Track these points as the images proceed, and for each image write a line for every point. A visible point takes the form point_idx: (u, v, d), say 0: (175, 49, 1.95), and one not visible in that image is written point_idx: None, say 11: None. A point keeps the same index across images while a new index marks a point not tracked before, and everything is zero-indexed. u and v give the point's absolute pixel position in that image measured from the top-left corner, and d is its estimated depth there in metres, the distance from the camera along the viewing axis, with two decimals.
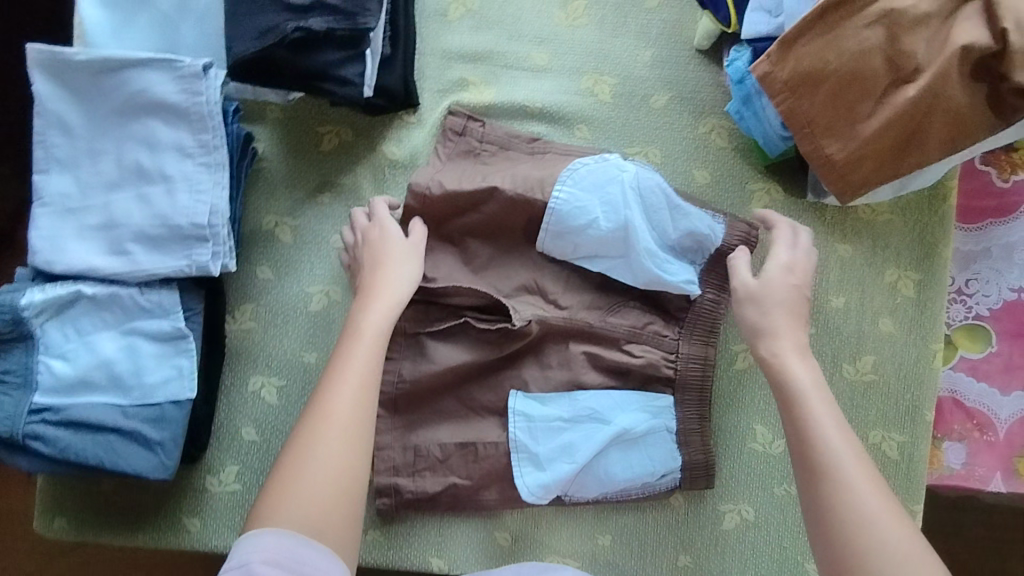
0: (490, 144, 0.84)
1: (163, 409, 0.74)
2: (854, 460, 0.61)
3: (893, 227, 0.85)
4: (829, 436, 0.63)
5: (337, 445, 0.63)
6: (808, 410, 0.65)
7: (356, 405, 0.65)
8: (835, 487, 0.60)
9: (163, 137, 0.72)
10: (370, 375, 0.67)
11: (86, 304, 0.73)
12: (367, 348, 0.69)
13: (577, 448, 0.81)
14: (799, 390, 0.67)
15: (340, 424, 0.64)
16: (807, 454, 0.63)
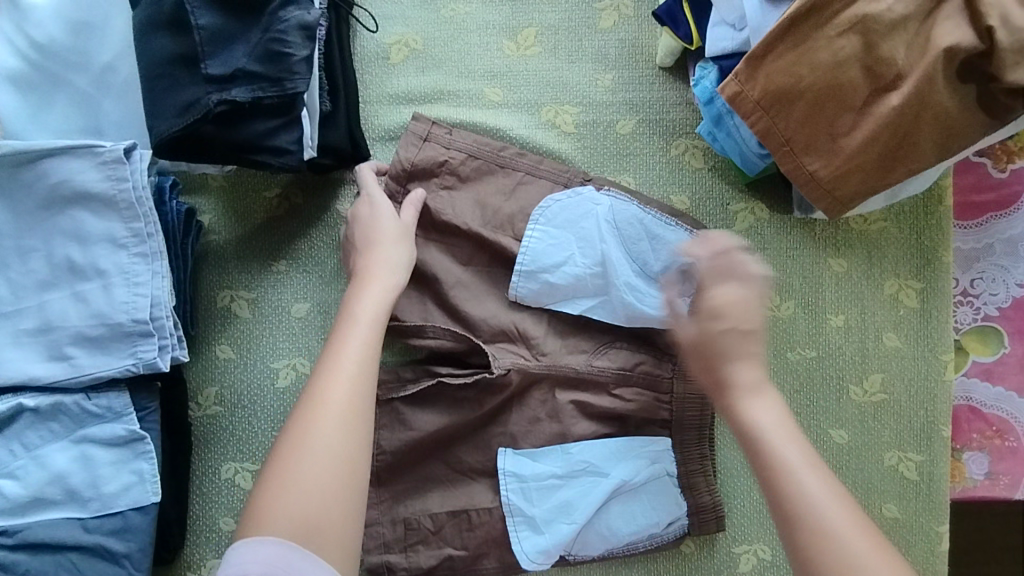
0: (458, 154, 0.78)
1: (126, 518, 0.68)
2: (858, 529, 0.50)
3: (888, 237, 0.80)
4: (818, 499, 0.51)
5: (333, 430, 0.55)
6: (794, 473, 0.52)
7: (359, 385, 0.58)
8: (838, 563, 0.48)
9: (92, 228, 0.67)
10: (369, 357, 0.60)
11: (31, 417, 0.67)
12: (366, 329, 0.62)
13: (575, 507, 0.76)
14: (776, 449, 0.54)
15: (341, 404, 0.57)
16: (802, 532, 0.50)
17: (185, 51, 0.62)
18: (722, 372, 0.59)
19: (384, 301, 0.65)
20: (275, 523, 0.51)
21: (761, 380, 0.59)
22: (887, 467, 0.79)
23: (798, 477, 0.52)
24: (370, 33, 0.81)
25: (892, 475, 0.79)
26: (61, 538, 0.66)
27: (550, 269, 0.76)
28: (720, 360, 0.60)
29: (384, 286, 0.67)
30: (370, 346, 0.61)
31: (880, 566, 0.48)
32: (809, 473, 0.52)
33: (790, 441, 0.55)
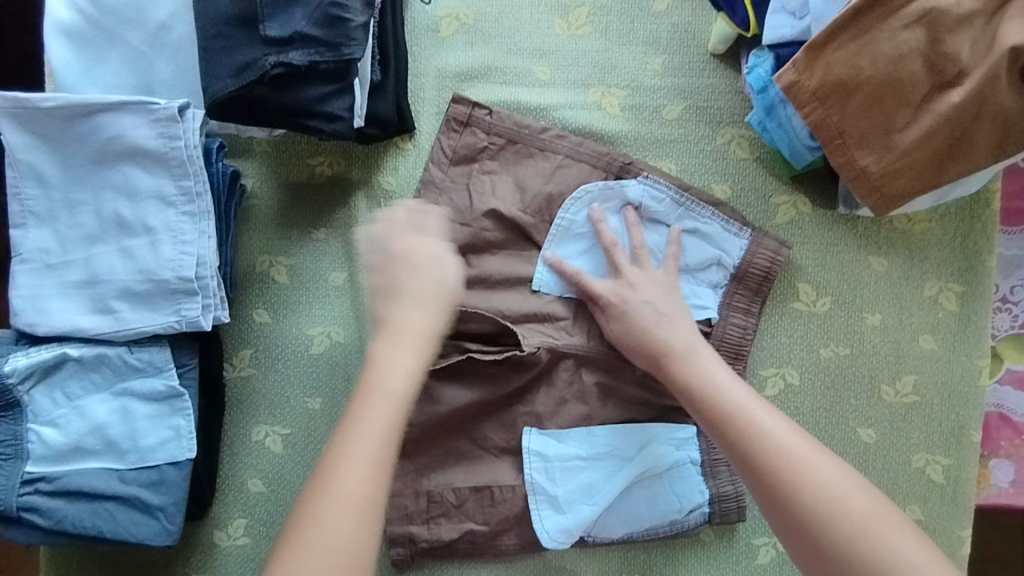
0: (497, 137, 0.78)
1: (162, 471, 0.70)
2: (794, 440, 0.61)
3: (931, 237, 0.78)
4: (766, 424, 0.63)
5: (337, 534, 0.55)
6: (734, 407, 0.64)
7: (375, 468, 0.57)
8: (792, 473, 0.59)
9: (142, 185, 0.68)
10: (385, 448, 0.58)
11: (73, 367, 0.68)
12: (388, 408, 0.60)
13: (598, 489, 0.77)
14: (715, 391, 0.66)
15: (348, 497, 0.56)
16: (760, 459, 0.61)
17: (244, 12, 0.62)
18: (660, 336, 0.72)
19: (413, 368, 0.62)
20: None
21: (693, 338, 0.72)
22: (913, 469, 0.79)
23: (739, 410, 0.64)
24: (422, 4, 0.80)
25: (918, 477, 0.79)
26: (98, 486, 0.68)
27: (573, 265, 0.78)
28: (657, 327, 0.72)
29: (415, 354, 0.63)
30: (388, 432, 0.58)
31: (813, 464, 0.59)
32: (750, 405, 0.64)
33: (729, 383, 0.67)
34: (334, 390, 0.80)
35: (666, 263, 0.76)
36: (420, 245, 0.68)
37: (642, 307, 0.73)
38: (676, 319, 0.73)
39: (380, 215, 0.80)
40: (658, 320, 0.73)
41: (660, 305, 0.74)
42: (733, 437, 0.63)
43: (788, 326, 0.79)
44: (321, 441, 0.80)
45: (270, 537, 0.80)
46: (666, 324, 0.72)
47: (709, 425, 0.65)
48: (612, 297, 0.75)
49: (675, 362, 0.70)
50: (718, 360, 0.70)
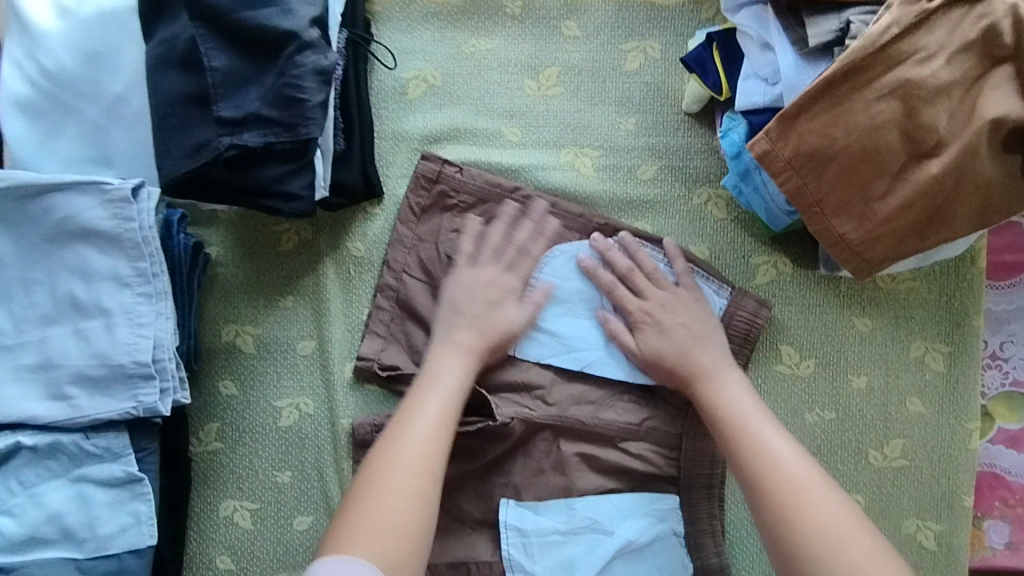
0: (467, 196, 0.77)
1: (122, 560, 0.67)
2: (808, 472, 0.59)
3: (916, 296, 0.76)
4: (779, 448, 0.61)
5: (411, 476, 0.59)
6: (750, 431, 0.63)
7: (437, 440, 0.62)
8: (795, 499, 0.57)
9: (97, 265, 0.65)
10: (451, 408, 0.65)
11: (28, 454, 0.66)
12: (446, 394, 0.66)
13: (577, 564, 0.74)
14: (736, 414, 0.65)
15: (411, 463, 0.60)
16: (763, 478, 0.59)
17: (197, 92, 0.61)
18: (691, 355, 0.71)
19: (467, 362, 0.69)
20: (365, 546, 0.54)
21: (724, 362, 0.70)
22: (904, 535, 0.76)
23: (752, 429, 0.63)
24: (389, 68, 0.79)
25: (909, 543, 0.76)
26: None
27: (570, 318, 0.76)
28: (691, 350, 0.71)
29: (468, 353, 0.69)
30: (447, 407, 0.65)
31: (822, 496, 0.57)
32: (767, 433, 0.63)
33: (750, 404, 0.66)
34: (304, 462, 0.78)
35: (685, 280, 0.74)
36: (475, 275, 0.72)
37: (668, 335, 0.72)
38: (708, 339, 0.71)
39: (348, 281, 0.78)
40: (691, 347, 0.71)
41: (692, 327, 0.72)
42: (741, 457, 0.62)
43: (771, 390, 0.76)
44: (292, 516, 0.78)
45: None
46: (704, 345, 0.71)
47: (721, 437, 0.65)
48: (643, 318, 0.73)
49: (704, 384, 0.69)
50: (747, 389, 0.68)
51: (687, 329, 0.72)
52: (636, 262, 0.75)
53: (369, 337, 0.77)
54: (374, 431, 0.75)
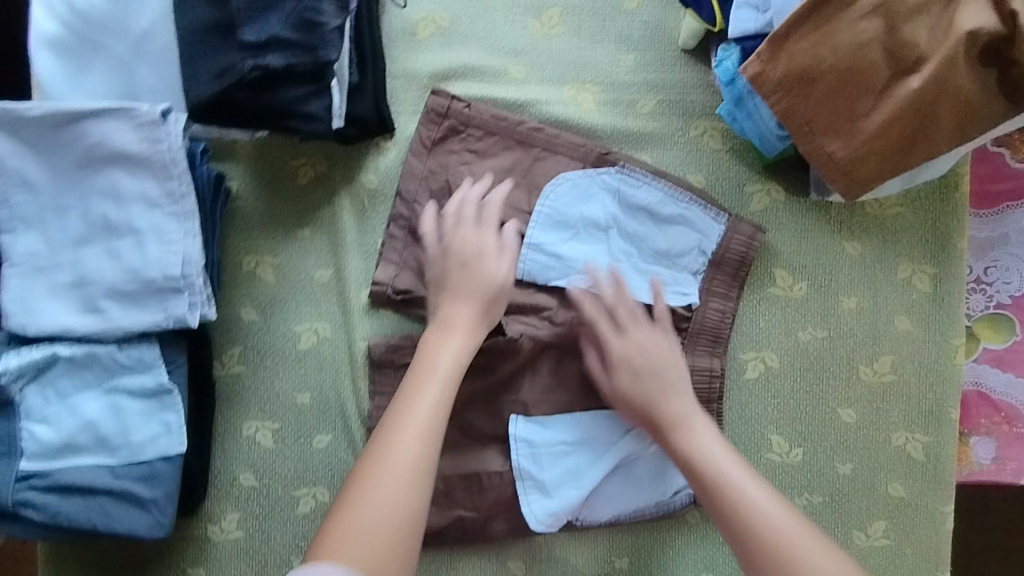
0: (477, 129, 0.81)
1: (154, 465, 0.72)
2: (785, 518, 0.65)
3: (903, 221, 0.80)
4: (761, 505, 0.66)
5: (400, 480, 0.63)
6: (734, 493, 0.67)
7: (426, 446, 0.65)
8: (784, 556, 0.63)
9: (126, 187, 0.70)
10: (440, 410, 0.68)
11: (64, 365, 0.70)
12: (434, 396, 0.68)
13: (583, 471, 0.80)
14: (715, 470, 0.69)
15: (396, 469, 0.63)
16: (753, 540, 0.65)
17: (222, 20, 0.65)
18: (659, 365, 0.75)
19: (460, 363, 0.71)
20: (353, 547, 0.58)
21: (693, 407, 0.74)
22: (893, 446, 0.81)
23: (733, 484, 0.68)
24: (398, 9, 0.83)
25: (897, 455, 0.81)
26: (91, 481, 0.70)
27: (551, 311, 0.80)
28: (662, 398, 0.74)
29: (461, 341, 0.72)
30: (437, 408, 0.67)
31: (806, 548, 0.63)
32: (747, 486, 0.67)
33: (724, 458, 0.70)
34: (323, 384, 0.82)
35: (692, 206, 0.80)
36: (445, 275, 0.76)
37: (642, 381, 0.75)
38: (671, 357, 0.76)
39: (362, 213, 0.82)
40: (650, 382, 0.75)
41: (666, 372, 0.75)
42: (733, 521, 0.66)
43: (766, 311, 0.81)
44: (311, 436, 0.83)
45: (262, 530, 0.83)
46: (662, 382, 0.75)
47: (706, 499, 0.69)
48: (622, 361, 0.75)
49: (681, 435, 0.72)
50: (711, 426, 0.73)
51: (660, 375, 0.75)
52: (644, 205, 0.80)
53: (384, 265, 0.81)
54: (391, 352, 0.81)
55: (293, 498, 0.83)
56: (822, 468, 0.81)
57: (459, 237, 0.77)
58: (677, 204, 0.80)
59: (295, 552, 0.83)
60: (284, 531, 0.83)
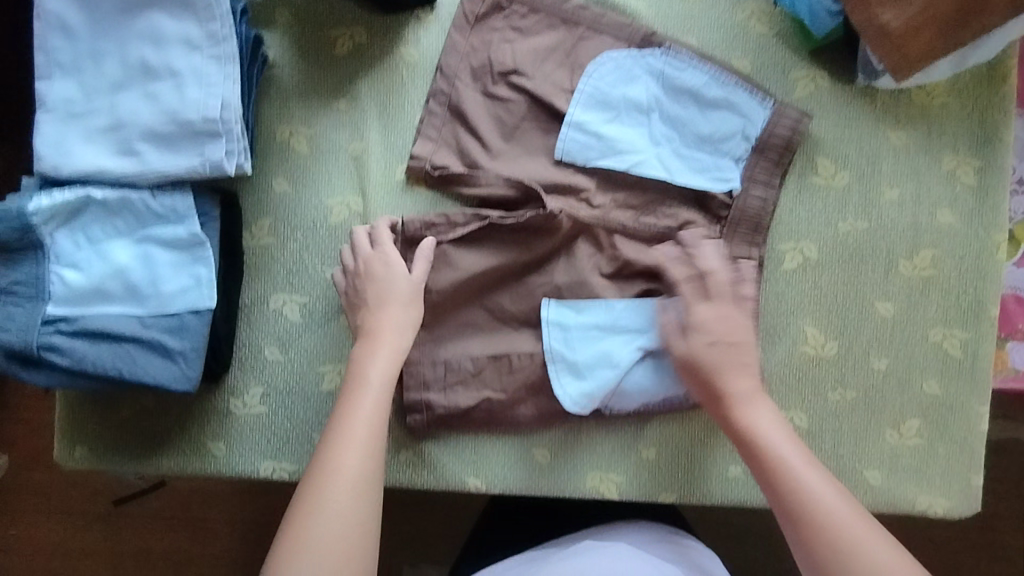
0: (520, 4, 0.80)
1: (183, 318, 0.70)
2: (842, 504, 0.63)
3: (949, 112, 0.79)
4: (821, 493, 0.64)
5: (347, 483, 0.64)
6: (795, 493, 0.64)
7: (370, 451, 0.67)
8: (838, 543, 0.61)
9: (168, 30, 0.69)
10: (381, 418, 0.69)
11: (97, 210, 0.69)
12: (371, 408, 0.69)
13: (616, 354, 0.77)
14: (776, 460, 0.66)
15: (347, 483, 0.64)
16: (811, 529, 0.63)
17: None
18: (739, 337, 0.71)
19: (392, 370, 0.71)
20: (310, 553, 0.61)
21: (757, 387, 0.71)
22: (930, 343, 0.80)
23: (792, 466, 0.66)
24: None
25: (934, 352, 0.80)
26: (119, 328, 0.69)
27: (643, 308, 0.77)
28: (729, 371, 0.70)
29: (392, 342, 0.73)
30: (377, 418, 0.69)
31: (860, 530, 0.62)
32: (807, 478, 0.65)
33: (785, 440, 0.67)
34: None
35: (737, 89, 0.77)
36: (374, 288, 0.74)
37: (720, 349, 0.71)
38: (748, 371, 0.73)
39: (400, 86, 0.81)
40: (725, 345, 0.71)
41: (744, 346, 0.71)
42: (793, 506, 0.64)
43: (807, 201, 0.79)
44: (339, 313, 0.81)
45: (286, 406, 0.81)
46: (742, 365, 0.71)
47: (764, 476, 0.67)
48: (695, 325, 0.71)
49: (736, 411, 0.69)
50: (759, 397, 0.70)
51: (735, 348, 0.71)
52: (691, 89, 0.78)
53: (421, 140, 0.80)
54: (423, 229, 0.78)
55: (317, 375, 0.81)
56: (857, 363, 0.80)
57: (363, 262, 0.76)
58: (723, 86, 0.77)
59: (318, 430, 0.81)
60: (307, 409, 0.81)
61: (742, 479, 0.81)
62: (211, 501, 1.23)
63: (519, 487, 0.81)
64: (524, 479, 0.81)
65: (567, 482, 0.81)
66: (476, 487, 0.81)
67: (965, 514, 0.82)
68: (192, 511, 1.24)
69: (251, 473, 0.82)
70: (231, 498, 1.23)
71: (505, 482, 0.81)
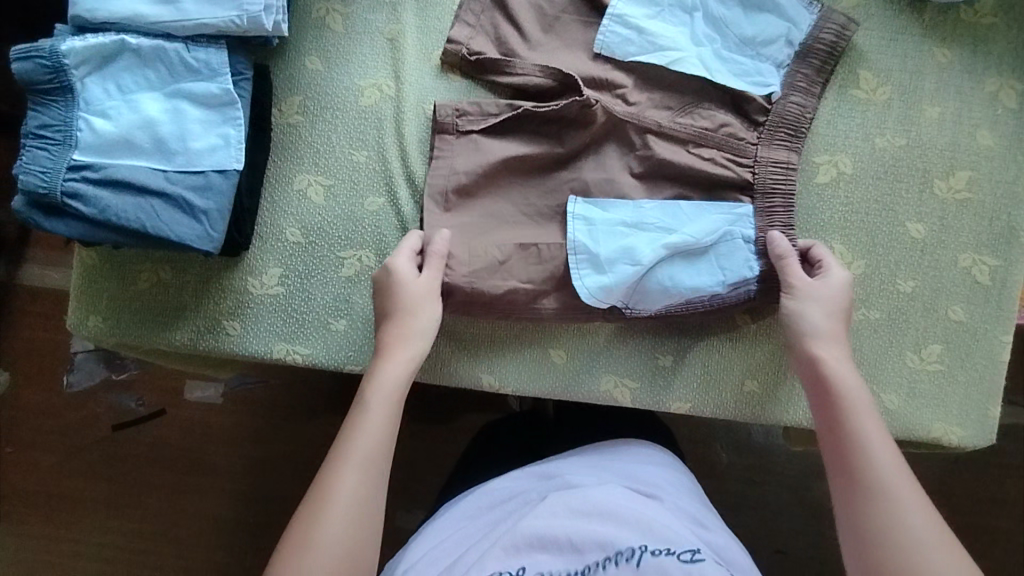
0: None
1: (208, 177, 0.69)
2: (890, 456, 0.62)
3: (997, 33, 0.79)
4: (872, 442, 0.63)
5: (348, 503, 0.61)
6: (867, 463, 0.61)
7: (375, 467, 0.64)
8: (870, 478, 0.61)
9: None
10: (386, 437, 0.66)
11: (131, 59, 0.69)
12: (378, 423, 0.66)
13: (642, 249, 0.75)
14: (853, 423, 0.64)
15: (349, 499, 0.61)
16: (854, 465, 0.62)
17: None
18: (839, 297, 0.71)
19: (399, 388, 0.68)
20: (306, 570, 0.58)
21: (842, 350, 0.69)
22: (959, 267, 0.78)
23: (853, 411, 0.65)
24: None
25: (963, 277, 0.78)
26: (144, 181, 0.68)
27: (751, 231, 0.77)
28: (805, 314, 0.70)
29: (406, 360, 0.70)
30: (383, 434, 0.65)
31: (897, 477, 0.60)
32: (870, 437, 0.63)
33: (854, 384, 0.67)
34: (381, 142, 0.80)
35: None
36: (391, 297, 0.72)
37: (833, 305, 0.71)
38: (831, 304, 0.71)
39: None
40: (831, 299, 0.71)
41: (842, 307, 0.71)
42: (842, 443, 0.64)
43: (847, 113, 0.78)
44: (363, 197, 0.80)
45: (304, 290, 0.80)
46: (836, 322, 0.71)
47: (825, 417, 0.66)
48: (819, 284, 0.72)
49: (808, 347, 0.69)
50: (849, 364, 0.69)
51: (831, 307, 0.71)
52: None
53: (460, 26, 0.79)
54: (454, 117, 0.77)
55: (337, 260, 0.80)
56: (883, 283, 0.78)
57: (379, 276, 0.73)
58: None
59: (335, 315, 0.80)
60: (326, 293, 0.80)
61: (758, 395, 0.80)
62: (209, 424, 1.20)
63: (531, 386, 0.80)
64: (537, 378, 0.80)
65: (580, 384, 0.80)
66: (489, 384, 0.80)
67: (979, 447, 0.80)
68: (192, 443, 1.20)
69: (262, 356, 0.80)
70: (230, 419, 1.21)
71: (519, 381, 0.80)
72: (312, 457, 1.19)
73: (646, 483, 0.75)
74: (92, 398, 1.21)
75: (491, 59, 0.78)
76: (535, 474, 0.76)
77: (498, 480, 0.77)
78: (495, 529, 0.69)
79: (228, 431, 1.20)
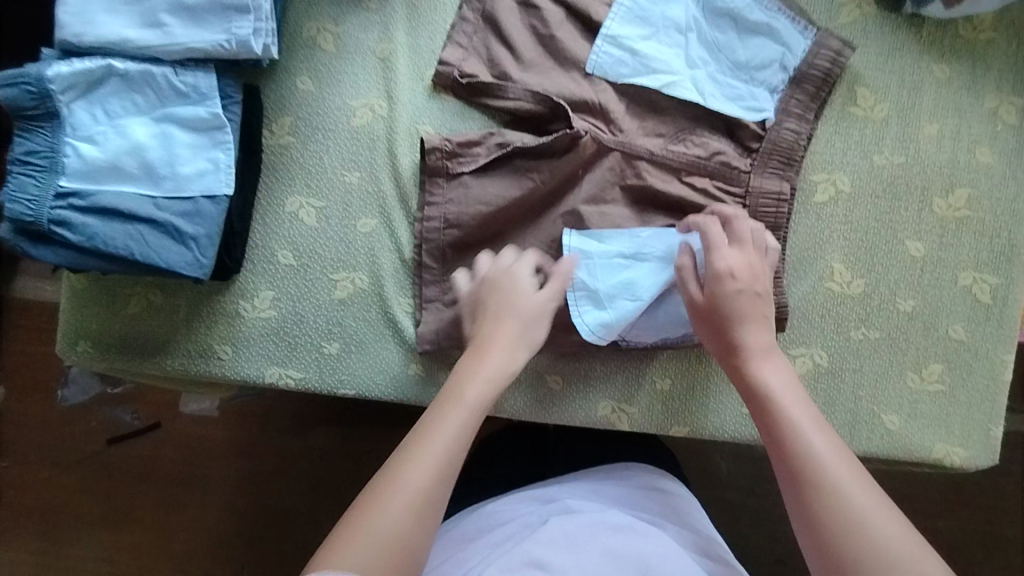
0: None
1: (198, 204, 0.68)
2: (838, 461, 0.58)
3: (996, 50, 0.78)
4: (820, 451, 0.58)
5: (417, 487, 0.57)
6: (814, 467, 0.58)
7: (450, 462, 0.59)
8: (822, 489, 0.57)
9: None
10: (465, 438, 0.61)
11: (118, 84, 0.68)
12: (463, 418, 0.62)
13: (639, 285, 0.74)
14: (792, 433, 0.60)
15: (417, 483, 0.57)
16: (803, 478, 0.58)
17: None
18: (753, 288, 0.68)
19: (490, 391, 0.65)
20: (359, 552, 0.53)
21: (770, 347, 0.67)
22: (959, 286, 0.77)
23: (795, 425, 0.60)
24: None
25: (964, 296, 0.77)
26: (132, 207, 0.66)
27: None
28: (733, 321, 0.67)
29: (501, 358, 0.68)
30: (467, 431, 0.62)
31: (846, 480, 0.57)
32: (813, 439, 0.59)
33: (788, 391, 0.63)
34: (374, 163, 0.79)
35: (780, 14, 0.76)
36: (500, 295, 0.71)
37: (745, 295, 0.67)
38: (707, 296, 0.68)
39: None
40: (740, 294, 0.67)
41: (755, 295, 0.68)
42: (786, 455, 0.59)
43: (845, 131, 0.78)
44: (356, 218, 0.79)
45: (296, 314, 0.78)
46: (758, 321, 0.67)
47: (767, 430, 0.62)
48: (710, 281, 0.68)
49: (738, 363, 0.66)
50: (776, 359, 0.66)
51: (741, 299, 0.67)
52: (733, 14, 0.76)
53: (452, 46, 0.78)
54: (445, 159, 0.76)
55: (330, 283, 0.79)
56: (883, 302, 0.77)
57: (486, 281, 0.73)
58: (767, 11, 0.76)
59: (327, 338, 0.78)
60: (318, 316, 0.78)
61: None
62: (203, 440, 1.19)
63: (529, 414, 0.79)
64: (535, 407, 0.79)
65: (576, 412, 0.79)
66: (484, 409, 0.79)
67: (982, 466, 0.79)
68: (185, 460, 1.19)
69: (253, 381, 0.79)
70: (223, 435, 1.19)
71: (516, 408, 0.79)
72: (306, 474, 1.17)
73: (648, 510, 0.74)
74: (85, 414, 1.20)
75: (484, 86, 0.77)
76: (535, 497, 0.75)
77: (496, 503, 0.75)
78: (495, 552, 0.66)
79: (221, 448, 1.19)
